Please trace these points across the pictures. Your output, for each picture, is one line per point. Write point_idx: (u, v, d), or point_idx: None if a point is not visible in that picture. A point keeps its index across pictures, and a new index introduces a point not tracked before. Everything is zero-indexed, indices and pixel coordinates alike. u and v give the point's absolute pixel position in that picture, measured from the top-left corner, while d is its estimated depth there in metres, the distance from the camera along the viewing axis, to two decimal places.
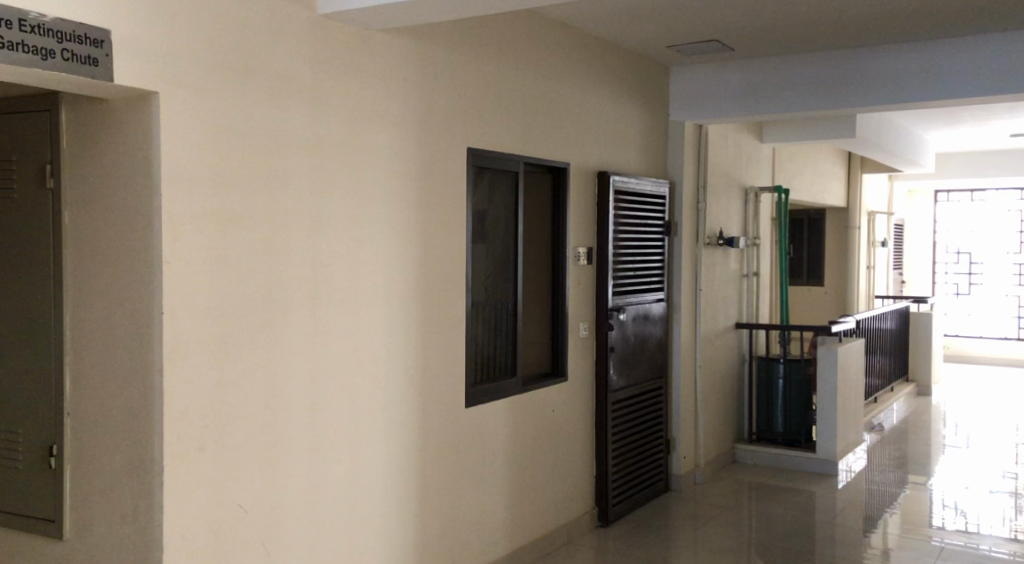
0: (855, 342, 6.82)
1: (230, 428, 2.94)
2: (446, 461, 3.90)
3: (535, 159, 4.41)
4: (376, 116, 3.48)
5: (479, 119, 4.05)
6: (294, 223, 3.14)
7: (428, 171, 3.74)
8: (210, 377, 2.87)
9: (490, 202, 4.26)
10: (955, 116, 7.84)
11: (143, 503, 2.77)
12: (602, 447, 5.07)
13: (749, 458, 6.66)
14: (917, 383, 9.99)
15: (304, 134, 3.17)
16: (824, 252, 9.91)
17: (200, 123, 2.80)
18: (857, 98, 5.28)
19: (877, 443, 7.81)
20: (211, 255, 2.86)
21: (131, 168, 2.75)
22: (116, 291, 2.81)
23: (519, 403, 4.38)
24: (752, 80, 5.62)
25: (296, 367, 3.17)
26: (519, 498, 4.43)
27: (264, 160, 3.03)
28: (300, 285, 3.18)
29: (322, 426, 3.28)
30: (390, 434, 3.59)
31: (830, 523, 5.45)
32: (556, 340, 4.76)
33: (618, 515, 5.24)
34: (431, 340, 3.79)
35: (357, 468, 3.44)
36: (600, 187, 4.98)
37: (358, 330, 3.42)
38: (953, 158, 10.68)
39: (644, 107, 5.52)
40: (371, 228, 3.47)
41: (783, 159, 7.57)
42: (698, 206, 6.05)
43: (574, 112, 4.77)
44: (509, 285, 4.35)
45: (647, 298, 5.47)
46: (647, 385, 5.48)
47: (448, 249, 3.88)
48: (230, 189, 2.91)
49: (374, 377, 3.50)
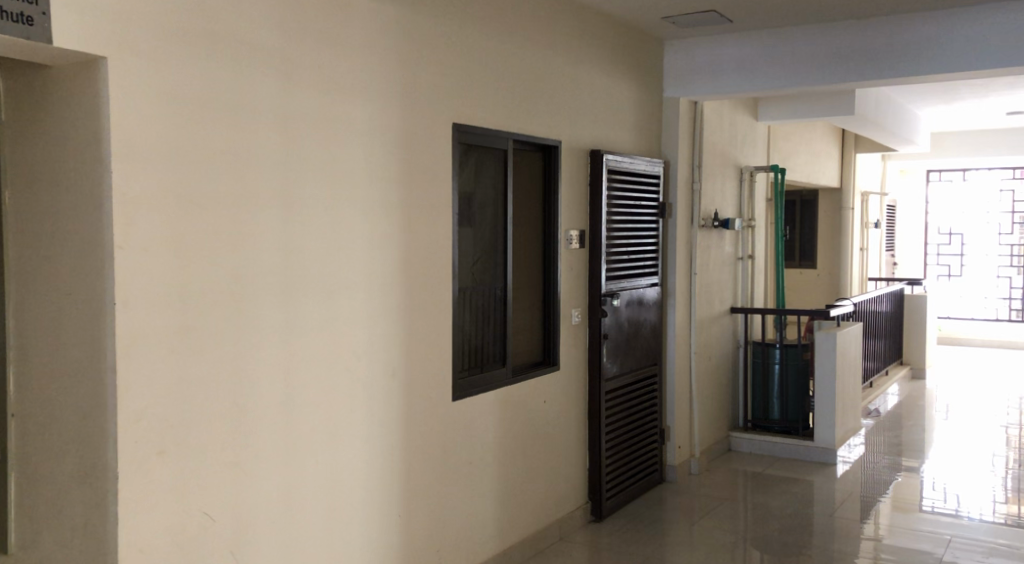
0: (854, 325, 6.62)
1: (194, 428, 2.69)
2: (431, 458, 3.67)
3: (524, 136, 4.17)
4: (353, 89, 3.22)
5: (466, 93, 3.80)
6: (264, 204, 2.89)
7: (411, 149, 3.49)
8: (171, 373, 2.62)
9: (478, 182, 4.01)
10: (954, 92, 7.62)
11: (96, 512, 2.53)
12: (596, 438, 4.85)
13: (745, 447, 6.47)
14: (911, 366, 9.82)
15: (274, 108, 2.92)
16: (817, 233, 9.71)
17: (155, 94, 2.55)
18: (864, 72, 5.03)
19: (874, 429, 7.61)
20: (169, 240, 2.60)
21: (79, 144, 2.50)
22: (66, 280, 2.57)
23: (508, 395, 4.15)
24: (753, 55, 5.38)
25: (268, 361, 2.93)
26: (509, 495, 4.20)
27: (230, 135, 2.77)
28: (272, 272, 2.93)
29: (297, 425, 3.04)
30: (371, 433, 3.36)
31: (829, 515, 5.23)
32: (547, 326, 4.54)
33: (613, 509, 5.02)
34: (415, 330, 3.54)
35: (335, 469, 3.20)
36: (593, 165, 4.74)
37: (336, 319, 3.18)
38: (947, 138, 10.49)
39: (637, 83, 5.27)
40: (350, 210, 3.22)
41: (778, 138, 7.35)
42: (693, 186, 5.81)
43: (566, 86, 4.52)
44: (498, 271, 4.12)
45: (641, 282, 5.24)
46: (642, 373, 5.25)
47: (434, 234, 3.63)
48: (191, 167, 2.65)
49: (353, 371, 3.26)
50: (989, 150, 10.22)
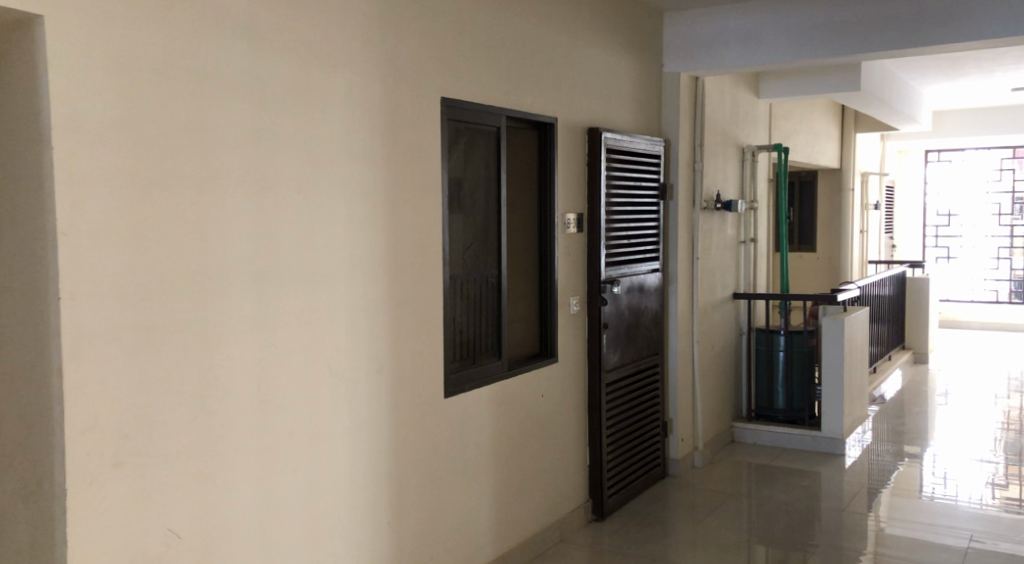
0: (860, 309, 6.36)
1: (156, 434, 2.42)
2: (422, 460, 3.39)
3: (518, 112, 3.89)
4: (332, 59, 2.94)
5: (456, 65, 3.52)
6: (233, 187, 2.61)
7: (396, 125, 3.21)
8: (128, 374, 2.34)
9: (470, 163, 3.73)
10: (959, 66, 7.36)
11: (43, 533, 2.25)
12: (596, 433, 4.59)
13: (749, 438, 6.21)
14: (914, 350, 9.58)
15: (242, 77, 2.63)
16: (817, 215, 9.45)
17: (103, 59, 2.26)
18: (879, 41, 4.73)
19: (879, 416, 7.36)
20: (123, 225, 2.32)
21: (17, 116, 2.21)
22: (6, 270, 2.29)
23: (504, 390, 3.88)
24: (758, 26, 5.10)
25: (238, 360, 2.65)
26: (506, 496, 3.93)
27: (193, 107, 2.48)
28: (242, 259, 2.65)
29: (273, 431, 2.77)
30: (356, 436, 3.08)
31: (841, 508, 4.97)
32: (545, 316, 4.27)
33: (614, 506, 4.77)
34: (402, 323, 3.27)
35: (317, 476, 2.93)
36: (591, 144, 4.47)
37: (314, 312, 2.90)
38: (947, 117, 10.24)
39: (637, 57, 4.99)
40: (329, 192, 2.94)
41: (778, 116, 7.07)
42: (695, 166, 5.54)
43: (562, 60, 4.24)
44: (492, 258, 3.85)
45: (642, 268, 4.97)
46: (643, 363, 4.99)
47: (423, 218, 3.35)
48: (147, 142, 2.37)
49: (335, 369, 2.99)
50: (991, 129, 9.98)
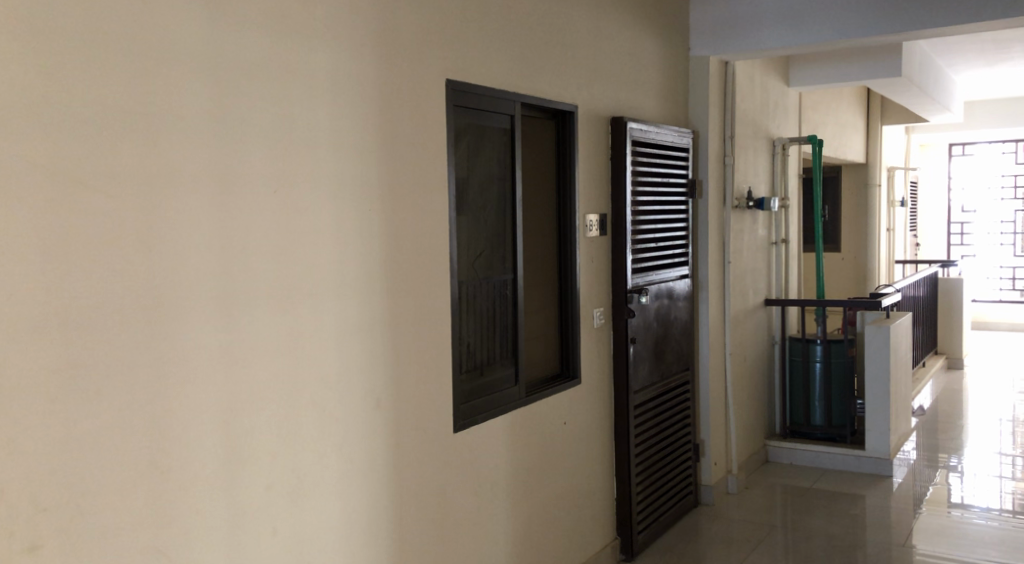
0: (905, 314, 5.82)
1: (93, 504, 1.92)
2: (429, 508, 2.87)
3: (533, 99, 3.39)
4: (313, 31, 2.43)
5: (461, 41, 3.00)
6: (192, 192, 2.11)
7: (393, 112, 2.70)
8: (48, 429, 1.85)
9: (480, 159, 3.21)
10: (1002, 49, 6.81)
11: None
12: (625, 462, 4.06)
13: (786, 458, 5.68)
14: (947, 356, 9.04)
15: (202, 52, 2.13)
16: (841, 214, 8.90)
17: (9, 29, 1.78)
18: (936, 17, 4.17)
19: (921, 428, 6.80)
20: (41, 242, 1.83)
21: None
22: None
23: (522, 420, 3.36)
24: (796, 4, 4.58)
25: (202, 403, 2.14)
26: (525, 541, 3.40)
27: (135, 89, 1.98)
28: (205, 278, 2.14)
29: (246, 487, 2.25)
30: (350, 486, 2.57)
31: (894, 540, 4.41)
32: (565, 332, 3.75)
33: (644, 543, 4.24)
34: (404, 348, 2.75)
35: (304, 540, 2.42)
36: (614, 136, 3.95)
37: (295, 339, 2.38)
38: (977, 107, 9.71)
39: (661, 37, 4.47)
40: (312, 193, 2.42)
41: (806, 106, 6.53)
42: (725, 160, 5.01)
43: (580, 39, 3.73)
44: (507, 268, 3.33)
45: (671, 274, 4.45)
46: (673, 381, 4.47)
47: (426, 223, 2.83)
48: (72, 136, 1.88)
49: (324, 407, 2.47)
50: None
